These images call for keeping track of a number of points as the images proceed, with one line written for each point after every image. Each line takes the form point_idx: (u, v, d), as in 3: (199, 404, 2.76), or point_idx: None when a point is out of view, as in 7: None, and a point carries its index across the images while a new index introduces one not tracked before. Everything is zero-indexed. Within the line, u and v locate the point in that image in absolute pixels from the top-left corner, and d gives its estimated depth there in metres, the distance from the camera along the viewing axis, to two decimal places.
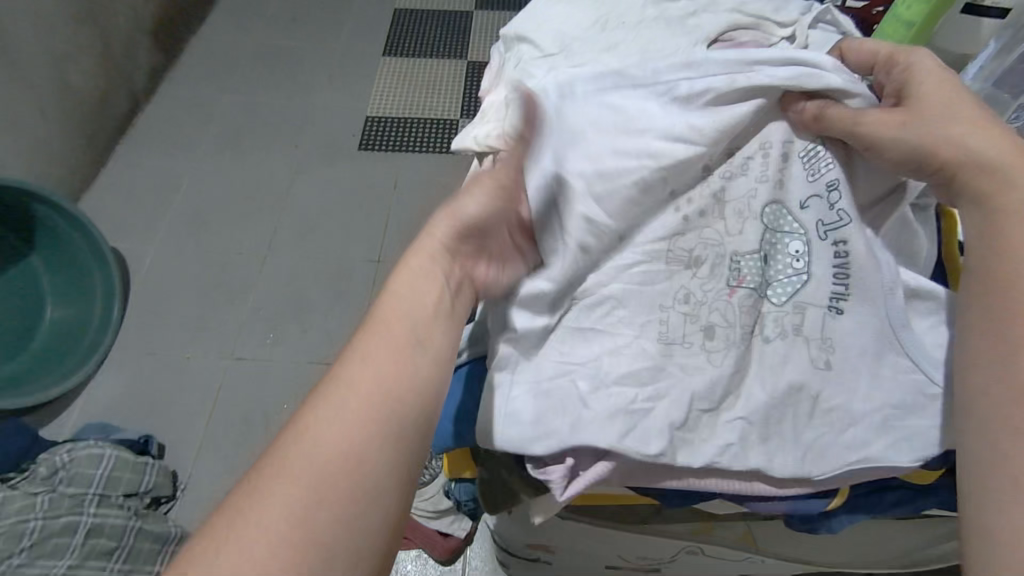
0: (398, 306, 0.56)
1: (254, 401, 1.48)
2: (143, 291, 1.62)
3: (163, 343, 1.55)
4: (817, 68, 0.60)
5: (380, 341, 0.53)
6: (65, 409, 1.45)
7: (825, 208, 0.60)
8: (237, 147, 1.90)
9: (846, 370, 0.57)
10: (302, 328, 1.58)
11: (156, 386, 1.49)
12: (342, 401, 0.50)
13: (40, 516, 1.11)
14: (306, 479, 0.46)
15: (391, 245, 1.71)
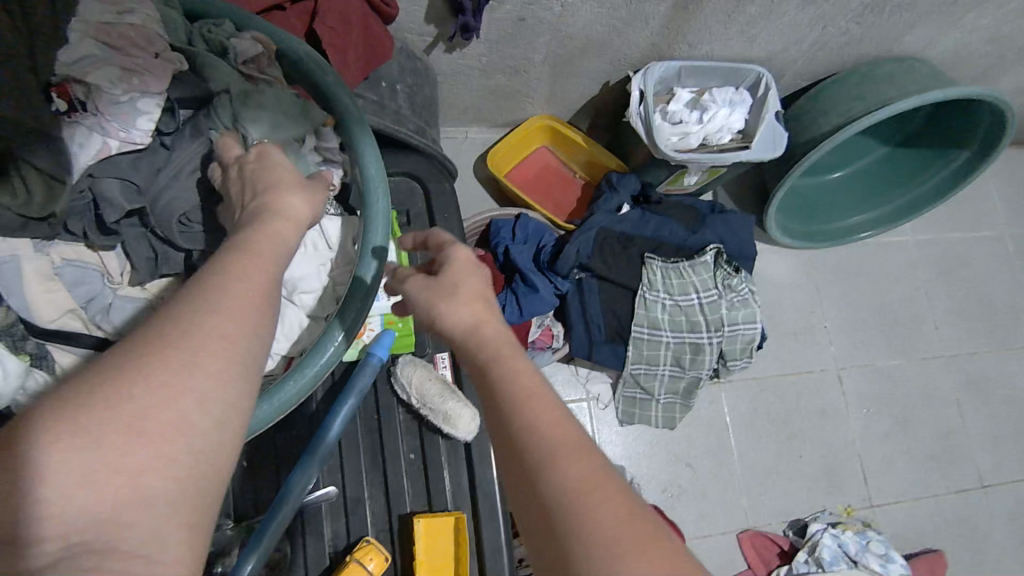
0: (269, 236, 0.50)
1: (784, 457, 1.26)
2: (908, 188, 1.33)
3: (827, 227, 1.34)
4: (913, 402, 1.33)
5: (228, 307, 0.43)
6: (850, 176, 1.39)
7: (739, 329, 1.17)
8: (975, 193, 1.49)
9: (655, 446, 1.23)
10: (929, 449, 1.31)
11: (815, 223, 1.34)
12: (201, 346, 0.40)
13: (686, 304, 1.15)
14: (170, 405, 0.37)
15: (977, 419, 1.34)
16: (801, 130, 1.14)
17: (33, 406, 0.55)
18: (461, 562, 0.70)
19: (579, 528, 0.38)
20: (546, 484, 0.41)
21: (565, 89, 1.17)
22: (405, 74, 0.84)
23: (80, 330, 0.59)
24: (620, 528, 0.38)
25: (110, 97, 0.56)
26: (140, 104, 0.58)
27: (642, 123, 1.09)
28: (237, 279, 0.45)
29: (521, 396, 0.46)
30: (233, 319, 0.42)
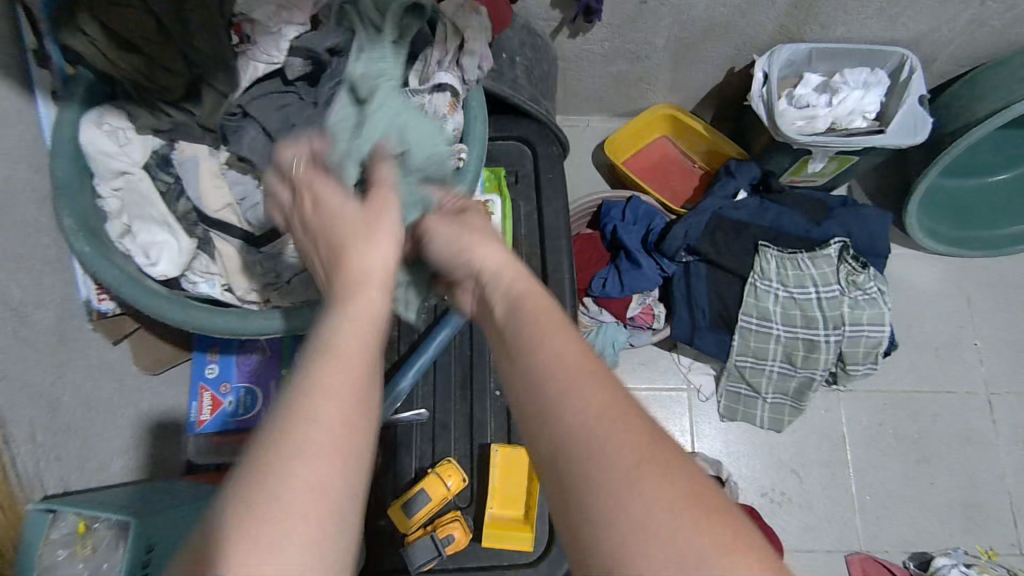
0: (368, 239, 0.47)
1: (914, 480, 1.12)
2: None
3: (983, 231, 1.19)
4: None
5: (332, 365, 0.38)
6: (1015, 177, 1.23)
7: (863, 330, 1.09)
8: None
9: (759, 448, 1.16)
10: None
11: (969, 227, 1.20)
12: (312, 427, 0.35)
13: (801, 297, 1.09)
14: (320, 460, 0.34)
15: None
16: (950, 119, 1.05)
17: (193, 280, 0.66)
18: (533, 495, 0.74)
19: (594, 474, 0.36)
20: (575, 440, 0.38)
21: (688, 74, 1.19)
22: (524, 48, 0.92)
23: (234, 223, 0.67)
24: (644, 481, 0.36)
25: (265, 28, 0.65)
26: (284, 31, 0.66)
27: (766, 107, 1.07)
28: (346, 322, 0.41)
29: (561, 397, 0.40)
30: (342, 397, 0.37)
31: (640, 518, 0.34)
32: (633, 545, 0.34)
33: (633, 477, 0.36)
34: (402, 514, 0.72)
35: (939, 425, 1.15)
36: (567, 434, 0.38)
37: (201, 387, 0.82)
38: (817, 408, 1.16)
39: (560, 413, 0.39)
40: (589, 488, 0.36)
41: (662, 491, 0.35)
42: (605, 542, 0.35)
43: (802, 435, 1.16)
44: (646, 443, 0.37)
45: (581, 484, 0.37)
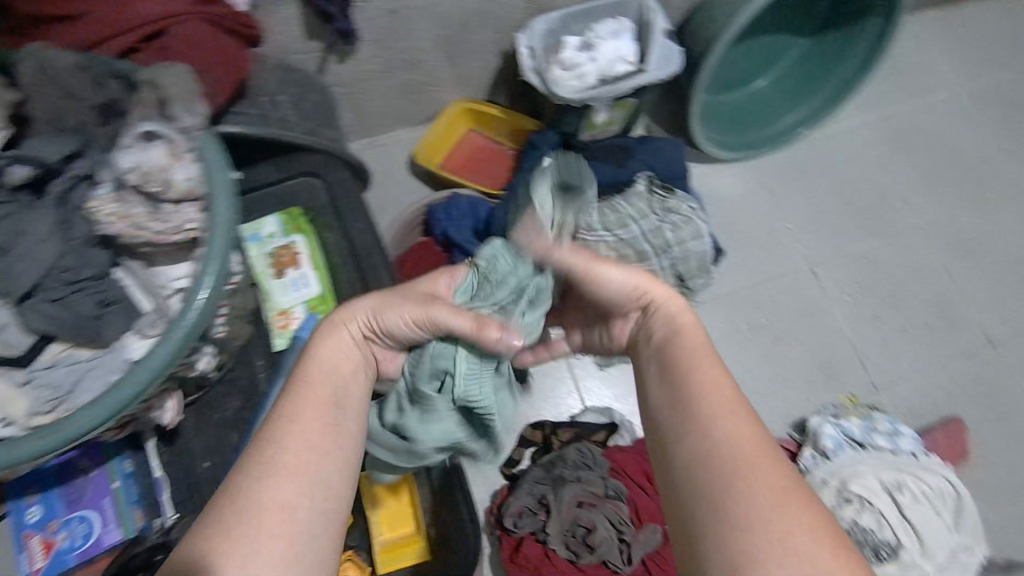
0: (324, 366, 0.63)
1: (775, 360, 1.23)
2: (831, 74, 1.33)
3: (763, 130, 1.33)
4: (897, 278, 1.30)
5: (290, 441, 0.56)
6: (774, 81, 1.38)
7: (689, 248, 1.19)
8: (914, 61, 1.46)
9: None
10: (924, 318, 1.27)
11: (750, 130, 1.34)
12: (274, 508, 0.52)
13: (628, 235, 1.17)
14: (272, 501, 0.53)
15: (969, 278, 1.30)
16: (698, 43, 1.16)
17: None
18: (416, 504, 0.77)
19: (735, 480, 0.52)
20: (706, 409, 0.57)
21: (467, 66, 1.23)
22: (285, 85, 0.92)
23: None
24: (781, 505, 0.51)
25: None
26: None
27: (539, 77, 1.13)
28: (287, 430, 0.57)
29: (695, 381, 0.59)
30: (290, 462, 0.55)
31: (763, 512, 0.50)
32: (756, 533, 0.49)
33: (767, 494, 0.51)
34: None
35: (781, 305, 1.27)
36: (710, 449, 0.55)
37: (26, 536, 0.75)
38: None
39: (702, 436, 0.56)
40: (727, 486, 0.52)
41: (796, 510, 0.50)
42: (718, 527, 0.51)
43: None
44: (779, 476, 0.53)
45: (705, 494, 0.53)
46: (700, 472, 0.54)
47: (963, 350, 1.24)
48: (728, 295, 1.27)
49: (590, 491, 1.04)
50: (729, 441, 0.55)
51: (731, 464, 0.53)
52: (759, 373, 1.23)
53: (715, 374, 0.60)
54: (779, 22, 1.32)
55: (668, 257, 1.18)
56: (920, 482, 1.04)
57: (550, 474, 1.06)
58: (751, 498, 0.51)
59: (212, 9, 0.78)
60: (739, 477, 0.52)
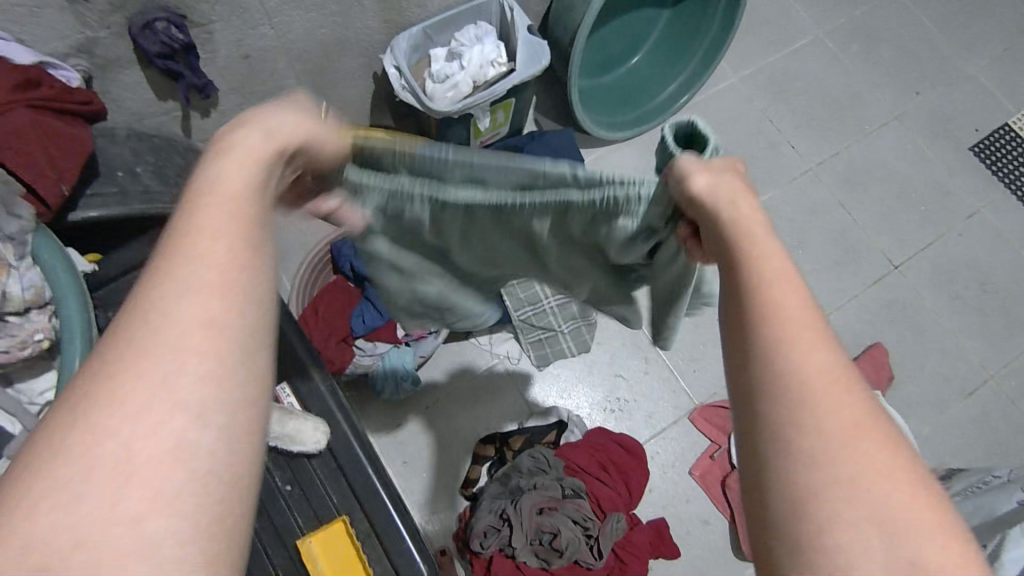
0: (233, 179, 0.40)
1: (703, 324, 1.26)
2: (698, 38, 1.36)
3: (646, 104, 1.36)
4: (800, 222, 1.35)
5: (188, 280, 0.35)
6: (648, 54, 1.41)
7: None
8: (775, 11, 1.51)
9: (580, 374, 1.23)
10: (831, 253, 1.32)
11: (634, 107, 1.36)
12: (173, 377, 0.33)
13: None
14: (157, 397, 0.32)
15: (864, 208, 1.36)
16: (562, 31, 1.17)
17: None
18: (363, 558, 0.72)
19: (811, 427, 0.36)
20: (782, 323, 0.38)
21: (341, 94, 1.21)
22: (143, 154, 0.87)
23: None
24: (874, 463, 0.35)
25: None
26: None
27: (412, 93, 1.11)
28: (209, 247, 0.36)
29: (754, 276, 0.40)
30: (190, 325, 0.34)
31: (848, 476, 0.35)
32: (838, 505, 0.34)
33: (847, 438, 0.35)
34: None
35: None
36: (785, 376, 0.37)
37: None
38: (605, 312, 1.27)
39: (772, 357, 0.38)
40: (802, 428, 0.36)
41: (880, 454, 0.35)
42: (782, 496, 0.35)
43: (605, 340, 1.25)
44: (877, 425, 0.36)
45: (786, 420, 0.36)
46: (761, 408, 0.37)
47: (871, 278, 1.30)
48: None
49: (549, 494, 1.02)
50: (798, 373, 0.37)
51: (797, 393, 0.36)
52: (690, 341, 1.25)
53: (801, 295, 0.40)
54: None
55: None
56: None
57: (506, 487, 1.05)
58: (857, 440, 0.35)
59: (36, 95, 0.73)
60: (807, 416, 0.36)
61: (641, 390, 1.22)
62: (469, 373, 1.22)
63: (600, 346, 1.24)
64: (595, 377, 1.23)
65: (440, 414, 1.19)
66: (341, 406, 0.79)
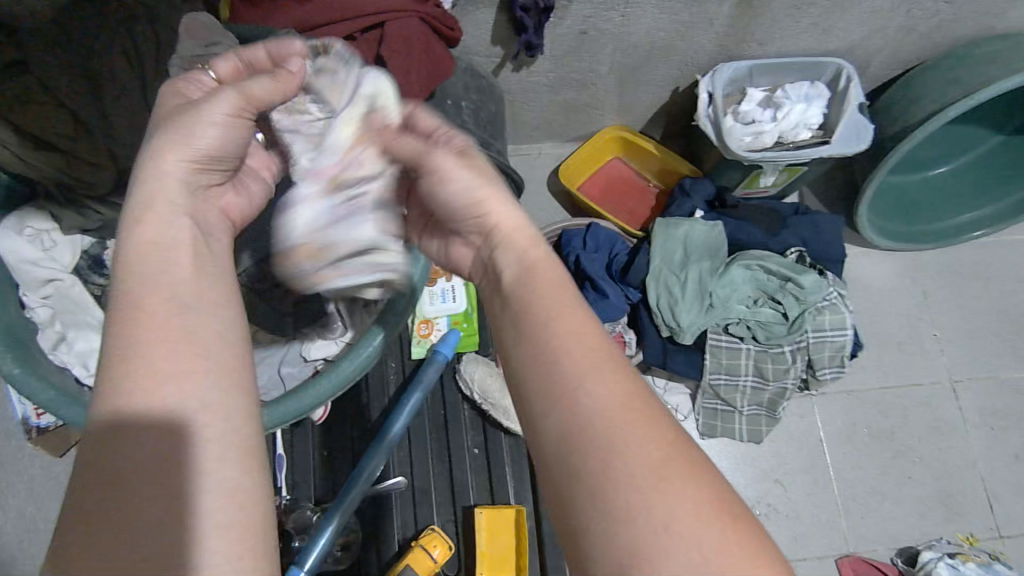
0: (176, 232, 0.41)
1: (891, 474, 1.14)
2: (1022, 177, 1.20)
3: (932, 223, 1.22)
4: None
5: (180, 338, 0.37)
6: (952, 172, 1.27)
7: (826, 337, 1.11)
8: None
9: (741, 462, 1.16)
10: None
11: (917, 220, 1.23)
12: (189, 376, 0.36)
13: (762, 306, 1.10)
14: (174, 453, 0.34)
15: None
16: (890, 122, 1.08)
17: None
18: (522, 553, 0.71)
19: (613, 464, 0.36)
20: (588, 433, 0.36)
21: (634, 96, 1.19)
22: (469, 91, 0.90)
23: None
24: (668, 482, 0.35)
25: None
26: None
27: (713, 126, 1.07)
28: (172, 315, 0.38)
29: (578, 392, 0.38)
30: (194, 377, 0.36)
31: (616, 460, 0.36)
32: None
33: (654, 477, 0.35)
34: None
35: (909, 416, 1.17)
36: (563, 387, 0.39)
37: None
38: (792, 415, 1.17)
39: (604, 445, 0.36)
40: (592, 457, 0.36)
41: (683, 490, 0.35)
42: (588, 511, 0.35)
43: (780, 441, 1.16)
44: (658, 435, 0.37)
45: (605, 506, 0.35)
46: (591, 482, 0.36)
47: None
48: (854, 393, 1.18)
49: None
50: (587, 453, 0.36)
51: (613, 495, 0.35)
52: (869, 485, 1.13)
53: (611, 351, 0.40)
54: (977, 109, 1.21)
55: (800, 344, 1.11)
56: None
57: None
58: (677, 532, 0.34)
59: (427, 9, 0.77)
60: (644, 506, 0.34)
61: (797, 508, 1.12)
62: None
63: (772, 443, 1.16)
64: (752, 473, 1.15)
65: None
66: None
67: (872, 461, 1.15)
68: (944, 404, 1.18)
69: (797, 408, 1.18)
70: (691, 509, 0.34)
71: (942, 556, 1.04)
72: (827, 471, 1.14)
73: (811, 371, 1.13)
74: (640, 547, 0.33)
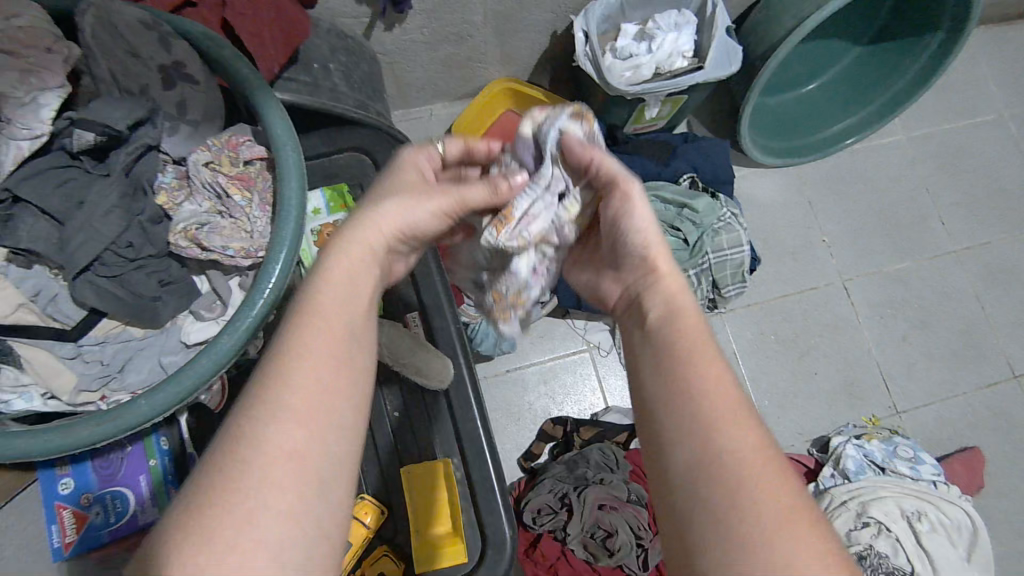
0: (339, 296, 0.48)
1: (800, 373, 1.22)
2: (882, 82, 1.28)
3: (809, 136, 1.29)
4: (928, 302, 1.28)
5: (301, 373, 0.43)
6: (822, 85, 1.34)
7: (726, 256, 1.16)
8: (962, 78, 1.42)
9: None
10: (949, 342, 1.26)
11: (796, 135, 1.29)
12: (314, 411, 0.42)
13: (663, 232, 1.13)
14: (275, 468, 0.40)
15: (997, 306, 1.29)
16: (757, 42, 1.12)
17: (1, 399, 0.59)
18: (453, 503, 0.72)
19: (710, 467, 0.42)
20: (692, 435, 0.43)
21: (514, 45, 1.18)
22: (337, 52, 0.87)
23: (36, 322, 0.62)
24: (767, 488, 0.40)
25: (15, 100, 0.58)
26: (40, 99, 0.59)
27: (592, 64, 1.08)
28: (306, 356, 0.44)
29: (688, 384, 0.45)
30: (306, 396, 0.42)
31: (739, 510, 0.40)
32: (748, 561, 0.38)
33: (757, 475, 0.41)
34: None
35: (809, 319, 1.26)
36: (701, 435, 0.43)
37: (59, 507, 0.72)
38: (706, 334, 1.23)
39: (696, 429, 0.43)
40: (730, 494, 0.40)
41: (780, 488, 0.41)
42: (702, 531, 0.40)
43: None
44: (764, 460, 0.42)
45: (702, 499, 0.41)
46: (686, 469, 0.43)
47: (983, 379, 1.24)
48: (759, 305, 1.25)
49: (613, 493, 1.01)
50: (675, 452, 0.44)
51: (709, 493, 0.41)
52: (781, 387, 1.21)
53: (711, 354, 0.48)
54: (835, 22, 1.27)
55: (702, 265, 1.16)
56: (941, 514, 1.05)
57: (571, 473, 1.05)
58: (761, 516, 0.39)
59: None
60: (736, 492, 0.40)
61: None
62: (554, 351, 1.21)
63: None
64: None
65: (517, 383, 1.19)
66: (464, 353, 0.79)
67: (782, 364, 1.23)
68: (839, 303, 1.27)
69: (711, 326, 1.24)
70: (806, 552, 0.38)
71: (849, 439, 1.12)
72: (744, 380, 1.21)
73: (717, 290, 1.18)
74: (720, 525, 0.40)
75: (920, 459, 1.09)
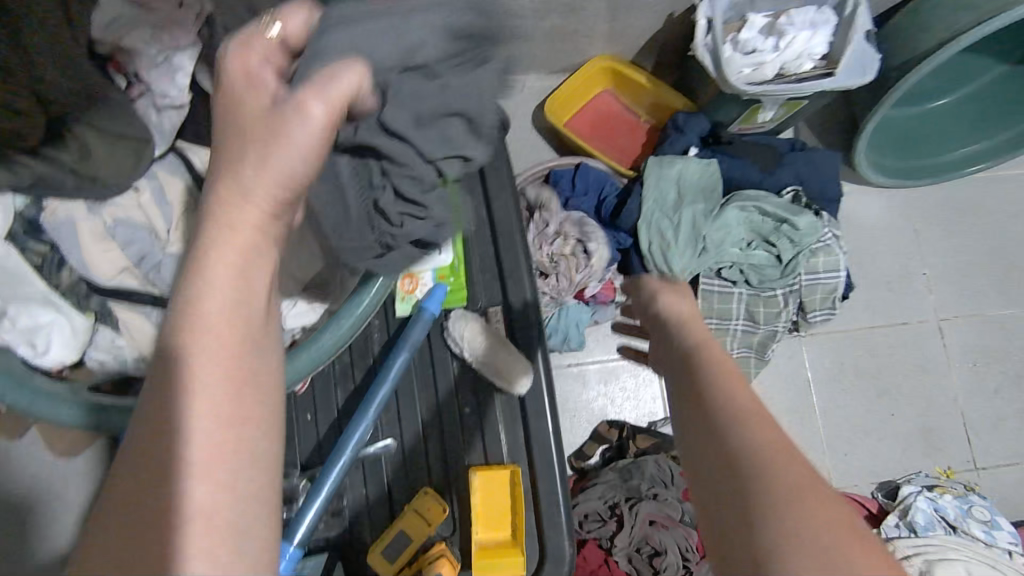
0: (238, 276, 0.44)
1: (875, 412, 1.15)
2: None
3: (930, 160, 1.18)
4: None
5: (216, 362, 0.41)
6: (952, 105, 1.22)
7: (819, 279, 1.09)
8: None
9: None
10: None
11: (914, 156, 1.19)
12: (226, 402, 0.40)
13: (754, 241, 1.07)
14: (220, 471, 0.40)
15: None
16: (896, 51, 1.02)
17: (98, 358, 0.62)
18: (517, 512, 0.70)
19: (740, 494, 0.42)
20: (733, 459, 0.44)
21: (625, 23, 1.10)
22: None
23: (138, 288, 0.65)
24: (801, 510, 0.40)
25: (149, 59, 0.61)
26: (176, 60, 0.61)
27: (712, 56, 0.99)
28: (207, 333, 0.42)
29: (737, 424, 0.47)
30: (221, 378, 0.41)
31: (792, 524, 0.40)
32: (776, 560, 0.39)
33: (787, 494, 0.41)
34: (383, 559, 0.69)
35: (895, 356, 1.18)
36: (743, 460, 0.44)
37: None
38: (780, 356, 1.17)
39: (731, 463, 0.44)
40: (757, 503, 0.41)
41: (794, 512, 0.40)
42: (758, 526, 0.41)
43: (769, 383, 1.16)
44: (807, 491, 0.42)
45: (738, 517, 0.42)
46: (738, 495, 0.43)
47: None
48: (844, 334, 1.18)
49: (666, 512, 0.98)
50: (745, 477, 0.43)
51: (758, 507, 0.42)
52: (853, 423, 1.15)
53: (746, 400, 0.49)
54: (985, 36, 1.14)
55: (791, 286, 1.09)
56: None
57: (624, 482, 1.02)
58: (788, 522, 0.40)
59: None
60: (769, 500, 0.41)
61: None
62: (620, 352, 1.17)
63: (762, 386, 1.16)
64: None
65: (577, 379, 1.16)
66: (546, 359, 0.76)
67: (857, 400, 1.16)
68: (929, 343, 1.18)
69: (786, 349, 1.17)
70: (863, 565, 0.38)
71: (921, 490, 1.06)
72: (812, 409, 1.15)
73: (802, 313, 1.12)
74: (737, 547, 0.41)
75: (997, 524, 1.03)
